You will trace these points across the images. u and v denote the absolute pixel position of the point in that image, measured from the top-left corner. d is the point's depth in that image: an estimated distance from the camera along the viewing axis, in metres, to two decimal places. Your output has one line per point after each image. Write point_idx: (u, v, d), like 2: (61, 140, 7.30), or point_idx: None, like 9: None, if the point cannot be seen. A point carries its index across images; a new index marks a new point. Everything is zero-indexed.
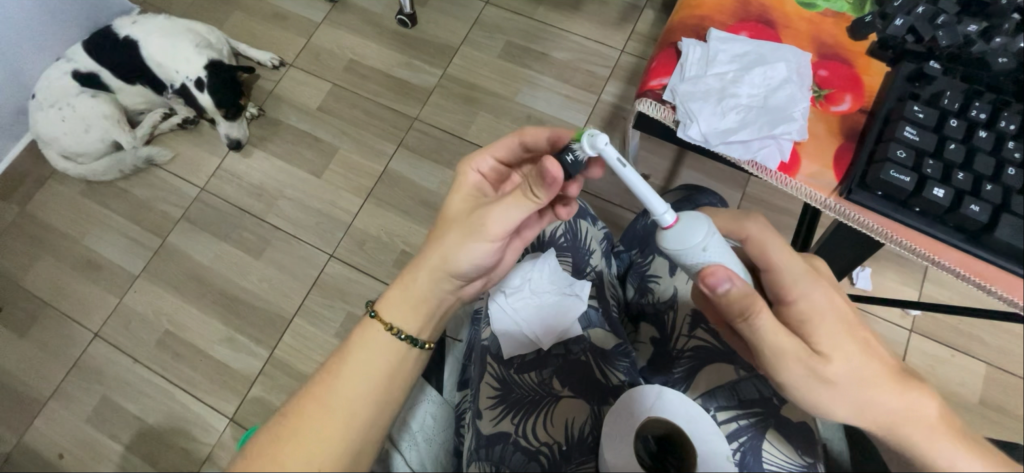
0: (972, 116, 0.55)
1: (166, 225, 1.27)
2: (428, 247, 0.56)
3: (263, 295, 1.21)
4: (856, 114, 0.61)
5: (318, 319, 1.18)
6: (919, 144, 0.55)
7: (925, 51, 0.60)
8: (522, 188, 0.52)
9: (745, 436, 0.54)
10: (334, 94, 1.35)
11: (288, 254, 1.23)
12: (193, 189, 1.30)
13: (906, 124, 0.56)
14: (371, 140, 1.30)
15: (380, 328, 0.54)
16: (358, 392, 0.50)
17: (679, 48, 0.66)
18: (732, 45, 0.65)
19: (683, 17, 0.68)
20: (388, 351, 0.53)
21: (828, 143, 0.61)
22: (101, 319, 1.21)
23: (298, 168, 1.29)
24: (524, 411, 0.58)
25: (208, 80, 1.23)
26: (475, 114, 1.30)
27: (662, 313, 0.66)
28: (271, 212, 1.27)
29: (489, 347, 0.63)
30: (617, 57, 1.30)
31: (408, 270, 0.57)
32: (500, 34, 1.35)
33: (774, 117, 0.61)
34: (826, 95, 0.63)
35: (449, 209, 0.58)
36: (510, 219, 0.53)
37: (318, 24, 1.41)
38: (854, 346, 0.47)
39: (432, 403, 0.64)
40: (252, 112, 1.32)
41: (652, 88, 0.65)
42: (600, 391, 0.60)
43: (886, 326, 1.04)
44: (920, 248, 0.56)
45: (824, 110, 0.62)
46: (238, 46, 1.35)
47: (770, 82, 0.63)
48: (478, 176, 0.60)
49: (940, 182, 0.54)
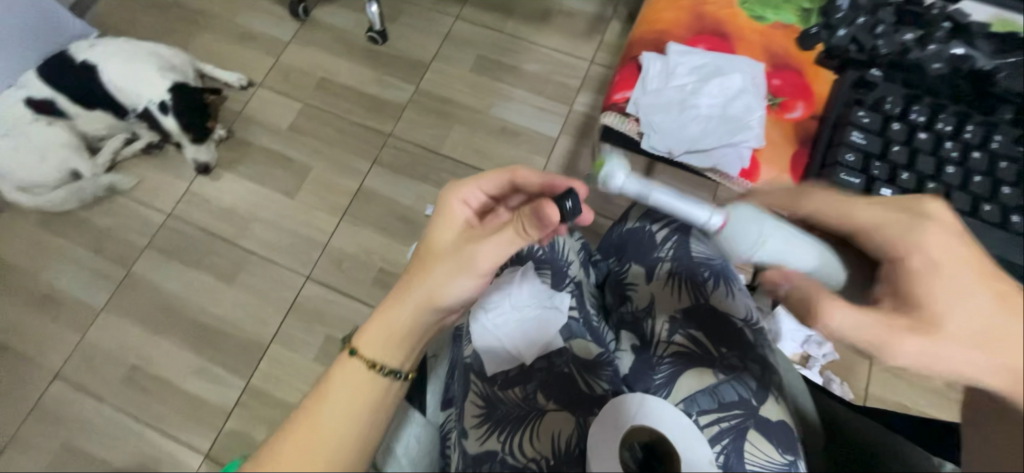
0: (912, 119, 0.57)
1: (131, 254, 1.22)
2: (414, 281, 0.54)
3: (237, 322, 1.16)
4: (808, 121, 0.64)
5: (296, 344, 1.14)
6: (867, 147, 0.57)
7: (867, 59, 0.62)
8: (516, 224, 0.53)
9: (727, 439, 0.54)
10: (305, 113, 1.33)
11: (262, 278, 1.19)
12: (159, 215, 1.25)
13: (853, 129, 0.58)
14: (344, 158, 1.28)
15: (362, 365, 0.52)
16: (341, 428, 0.49)
17: (640, 62, 0.68)
18: (690, 58, 0.68)
19: (643, 31, 0.70)
20: (369, 387, 0.51)
21: (784, 149, 0.64)
22: (62, 357, 1.14)
23: (270, 188, 1.27)
24: (511, 428, 0.57)
25: (173, 102, 1.20)
26: (450, 128, 1.30)
27: (641, 320, 0.65)
28: (243, 235, 1.23)
29: (472, 365, 0.62)
30: (587, 68, 1.33)
31: (390, 302, 0.55)
32: (472, 48, 1.36)
33: (732, 127, 0.66)
34: (780, 103, 0.65)
35: (434, 242, 0.56)
36: (499, 256, 0.53)
37: (286, 43, 1.40)
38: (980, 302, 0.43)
39: (417, 428, 0.62)
40: (219, 134, 1.29)
41: (616, 102, 0.68)
42: (583, 400, 0.59)
43: None
44: None
45: (777, 116, 0.65)
46: (203, 67, 1.32)
47: (727, 92, 0.67)
48: (464, 211, 0.58)
49: (888, 183, 0.55)
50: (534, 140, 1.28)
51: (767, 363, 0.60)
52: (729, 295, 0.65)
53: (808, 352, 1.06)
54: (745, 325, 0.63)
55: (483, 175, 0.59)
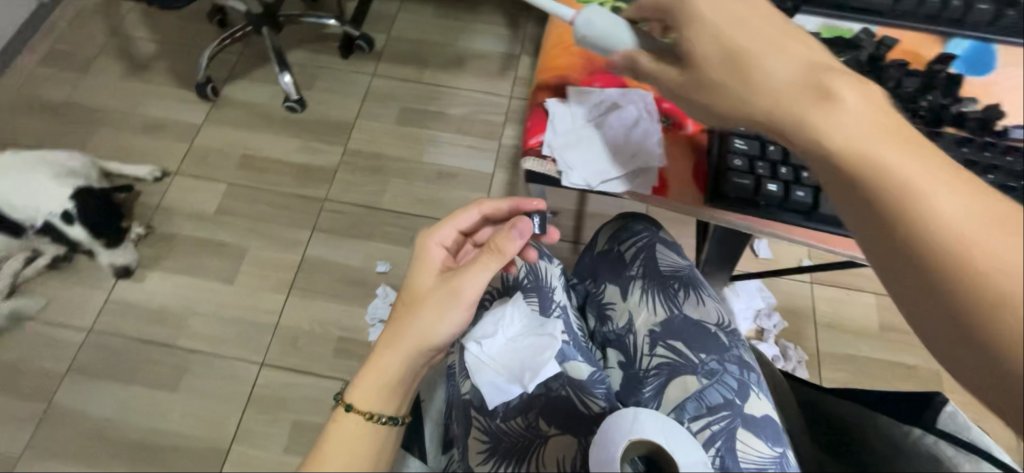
0: None
1: (50, 383, 1.08)
2: (401, 324, 0.53)
3: (189, 431, 1.05)
4: (701, 134, 0.70)
5: (261, 439, 1.05)
6: (749, 151, 0.64)
7: None
8: (494, 246, 0.56)
9: (719, 441, 0.56)
10: (230, 193, 1.27)
11: (210, 376, 1.10)
12: (78, 332, 1.12)
13: (734, 138, 0.65)
14: (281, 231, 1.23)
15: (359, 418, 0.49)
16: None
17: (546, 107, 0.72)
18: (590, 96, 0.72)
19: (544, 79, 0.75)
20: (367, 438, 0.49)
21: (686, 163, 0.68)
22: None
23: (205, 278, 1.18)
24: (518, 459, 0.59)
25: (79, 210, 1.10)
26: (386, 182, 1.29)
27: (624, 337, 0.69)
28: (182, 334, 1.13)
29: (472, 400, 0.61)
30: (507, 103, 1.39)
31: (376, 352, 0.52)
32: (394, 101, 1.38)
33: (638, 151, 0.68)
34: (672, 123, 0.71)
35: (416, 283, 0.56)
36: (483, 283, 0.55)
37: (198, 126, 1.34)
38: (901, 148, 0.36)
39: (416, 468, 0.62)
40: (138, 231, 1.20)
41: (532, 146, 0.69)
42: (584, 422, 0.60)
43: (792, 284, 1.20)
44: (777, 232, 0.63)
45: (674, 135, 0.70)
46: (109, 165, 1.23)
47: (626, 122, 0.70)
48: (441, 250, 0.59)
49: (771, 178, 0.62)
50: (471, 179, 1.30)
51: (745, 363, 0.63)
52: (699, 303, 0.69)
53: (761, 325, 1.14)
54: (718, 329, 0.66)
55: (454, 215, 0.62)
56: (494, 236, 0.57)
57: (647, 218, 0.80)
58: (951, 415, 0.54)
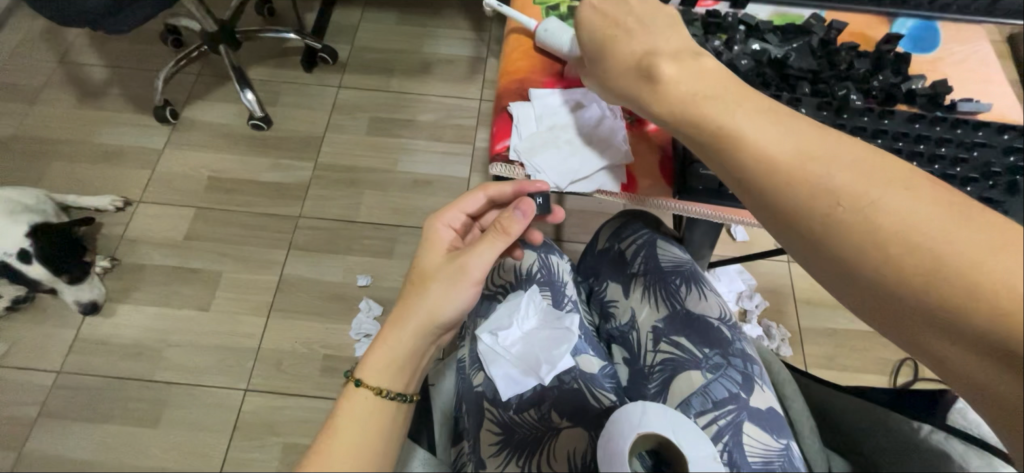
0: None
1: (20, 430, 1.03)
2: (412, 302, 0.52)
3: (174, 465, 1.02)
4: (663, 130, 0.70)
5: (251, 466, 1.02)
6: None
7: None
8: (498, 228, 0.55)
9: (727, 435, 0.55)
10: (200, 217, 1.23)
11: (192, 407, 1.06)
12: (47, 374, 1.07)
13: None
14: (256, 252, 1.21)
15: (368, 394, 0.48)
16: (360, 458, 0.44)
17: (511, 111, 0.71)
18: (553, 96, 0.71)
19: (506, 82, 0.74)
20: (379, 416, 0.47)
21: (651, 158, 0.68)
22: None
23: (179, 307, 1.15)
24: (527, 452, 0.58)
25: (37, 247, 1.04)
26: (361, 193, 1.27)
27: (627, 334, 0.70)
28: (159, 366, 1.09)
29: (485, 392, 0.62)
30: (478, 106, 1.39)
31: (387, 329, 0.51)
32: (362, 112, 1.36)
33: (603, 148, 0.67)
34: (636, 119, 0.70)
35: (424, 263, 0.55)
36: (489, 263, 0.55)
37: (160, 151, 1.30)
38: (876, 183, 0.38)
39: (422, 462, 0.54)
40: (103, 265, 1.15)
41: (499, 152, 0.69)
42: (594, 416, 0.59)
43: (770, 264, 1.23)
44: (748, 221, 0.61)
45: (638, 131, 0.70)
46: (67, 198, 1.18)
47: (592, 121, 0.69)
48: (449, 231, 0.59)
49: None
50: (447, 184, 1.29)
51: (748, 356, 0.62)
52: (702, 297, 0.69)
53: (744, 307, 1.16)
54: (721, 323, 0.66)
55: (462, 197, 0.62)
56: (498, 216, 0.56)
57: (647, 217, 0.81)
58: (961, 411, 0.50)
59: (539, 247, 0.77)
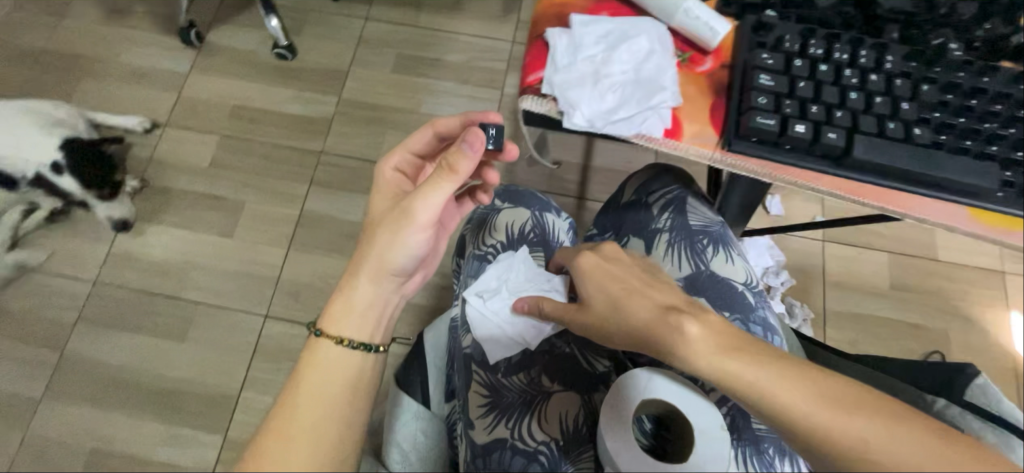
0: (812, 53, 0.58)
1: (61, 333, 1.11)
2: (362, 251, 0.55)
3: (199, 378, 1.09)
4: (720, 71, 0.60)
5: (269, 387, 1.09)
6: (776, 88, 0.57)
7: (761, 1, 0.61)
8: (441, 170, 0.54)
9: (732, 400, 0.57)
10: (224, 145, 1.24)
11: (215, 327, 1.12)
12: (83, 284, 1.14)
13: (760, 72, 0.57)
14: (278, 185, 1.22)
15: (330, 343, 0.53)
16: (321, 416, 0.50)
17: (547, 39, 0.61)
18: (595, 26, 0.61)
19: (544, 7, 0.64)
20: (346, 366, 0.53)
21: (702, 101, 0.59)
22: (8, 459, 1.04)
23: (204, 232, 1.18)
24: (519, 414, 0.59)
25: (68, 160, 1.08)
26: (383, 133, 1.25)
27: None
28: (185, 287, 1.15)
29: (473, 354, 0.63)
30: (509, 49, 1.32)
31: (345, 280, 0.56)
32: (389, 48, 1.32)
33: (647, 89, 0.58)
34: (689, 58, 0.61)
35: (374, 211, 0.59)
36: (436, 204, 0.54)
37: (186, 74, 1.29)
38: (791, 385, 0.47)
39: (414, 416, 0.69)
40: (132, 185, 1.18)
41: (530, 84, 0.60)
42: (590, 379, 0.61)
43: (800, 241, 1.18)
44: (800, 180, 0.57)
45: (690, 72, 0.60)
46: (97, 116, 1.20)
47: (637, 55, 0.60)
48: (396, 174, 0.62)
49: (800, 118, 0.55)
50: None
51: (769, 324, 0.64)
52: (727, 260, 0.68)
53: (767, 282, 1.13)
54: (745, 288, 0.66)
55: (408, 138, 0.63)
56: (445, 153, 0.54)
57: (675, 169, 0.76)
58: (980, 388, 0.54)
59: (533, 205, 0.75)
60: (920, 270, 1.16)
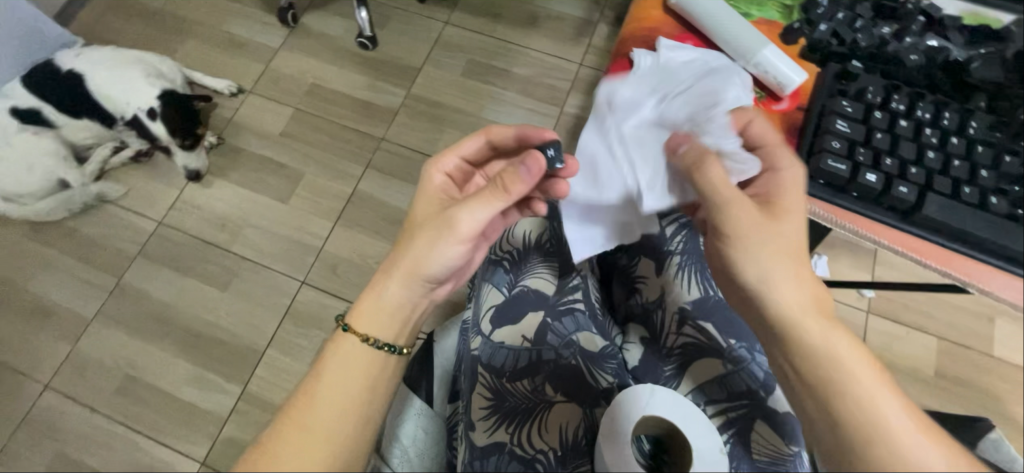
0: (894, 107, 0.57)
1: (122, 263, 1.21)
2: (398, 252, 0.56)
3: (232, 328, 1.16)
4: (795, 112, 0.62)
5: (294, 349, 1.14)
6: (851, 135, 0.57)
7: (847, 52, 0.61)
8: (490, 188, 0.54)
9: (732, 429, 0.58)
10: (297, 118, 1.33)
11: (256, 283, 1.19)
12: (150, 223, 1.24)
13: (837, 118, 0.57)
14: (338, 163, 1.29)
15: (355, 340, 0.54)
16: (339, 408, 0.50)
17: (632, 58, 0.65)
18: (680, 52, 0.64)
19: (633, 29, 0.68)
20: (368, 364, 0.54)
21: None
22: (53, 368, 1.13)
23: (264, 194, 1.27)
24: (519, 421, 0.58)
25: (162, 108, 1.20)
26: (442, 131, 1.31)
27: (650, 313, 0.67)
28: (237, 241, 1.23)
29: (480, 356, 0.62)
30: (575, 70, 1.35)
31: (378, 278, 0.56)
32: (462, 52, 1.38)
33: (722, 116, 0.60)
34: (767, 95, 0.63)
35: (417, 213, 0.59)
36: (480, 219, 0.55)
37: (276, 50, 1.40)
38: (829, 328, 0.52)
39: (417, 414, 0.63)
40: (211, 140, 1.29)
41: None
42: (592, 394, 0.61)
43: (843, 308, 1.13)
44: (863, 230, 0.56)
45: (765, 108, 0.62)
46: (193, 75, 1.32)
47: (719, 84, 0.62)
48: (443, 178, 0.63)
49: (872, 168, 0.55)
50: None
51: None
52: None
53: None
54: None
55: (461, 143, 0.65)
56: (500, 170, 0.55)
57: None
58: (995, 441, 0.65)
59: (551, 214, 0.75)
60: (970, 361, 1.09)
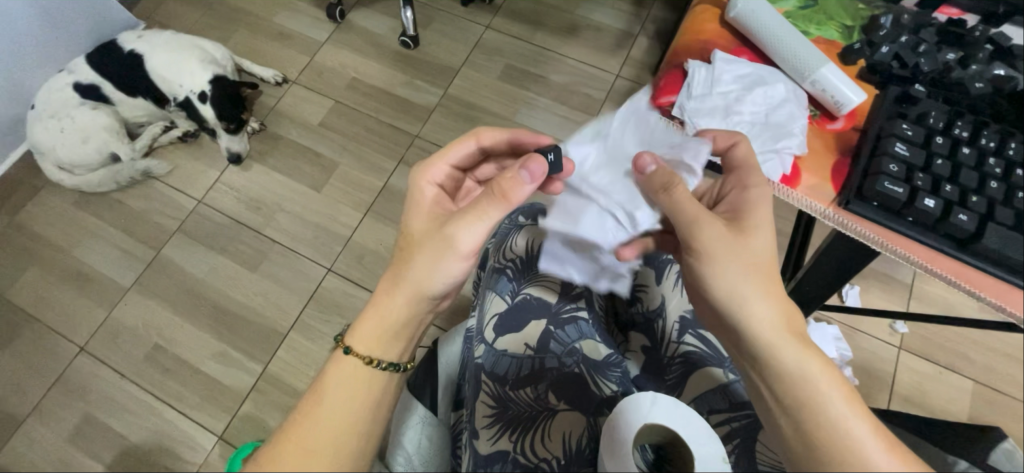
0: (956, 133, 0.54)
1: (161, 237, 1.26)
2: (399, 271, 0.53)
3: (257, 308, 1.20)
4: (850, 132, 0.60)
5: (315, 334, 1.17)
6: (909, 159, 0.53)
7: (910, 75, 0.59)
8: (490, 199, 0.52)
9: (737, 440, 0.56)
10: (336, 111, 1.37)
11: (284, 267, 1.23)
12: (190, 201, 1.30)
13: (896, 141, 0.54)
14: (372, 156, 1.32)
15: (358, 362, 0.51)
16: (339, 432, 0.48)
17: (685, 69, 0.65)
18: (735, 65, 0.63)
19: (687, 41, 0.67)
20: (372, 384, 0.51)
21: (826, 157, 0.59)
22: (88, 333, 1.18)
23: (298, 182, 1.31)
24: (522, 428, 0.57)
25: (213, 93, 1.26)
26: (475, 132, 1.33)
27: (651, 322, 0.65)
28: (269, 225, 1.27)
29: (483, 365, 0.61)
30: (611, 81, 1.36)
31: (379, 297, 0.53)
32: (501, 57, 1.40)
33: (776, 133, 0.59)
34: (821, 113, 0.61)
35: (412, 228, 0.55)
36: (481, 232, 0.52)
37: (321, 43, 1.45)
38: (796, 349, 0.50)
39: (421, 420, 0.61)
40: (253, 126, 1.34)
41: (661, 106, 0.64)
42: (594, 402, 0.58)
43: (873, 342, 1.10)
44: (915, 258, 0.53)
45: (819, 127, 0.61)
46: (242, 62, 1.37)
47: (770, 101, 0.62)
48: (434, 188, 0.59)
49: (930, 193, 0.52)
50: None
51: None
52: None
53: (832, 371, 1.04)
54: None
55: (449, 150, 0.61)
56: (501, 176, 0.52)
57: None
58: None
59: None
60: (1007, 409, 1.04)
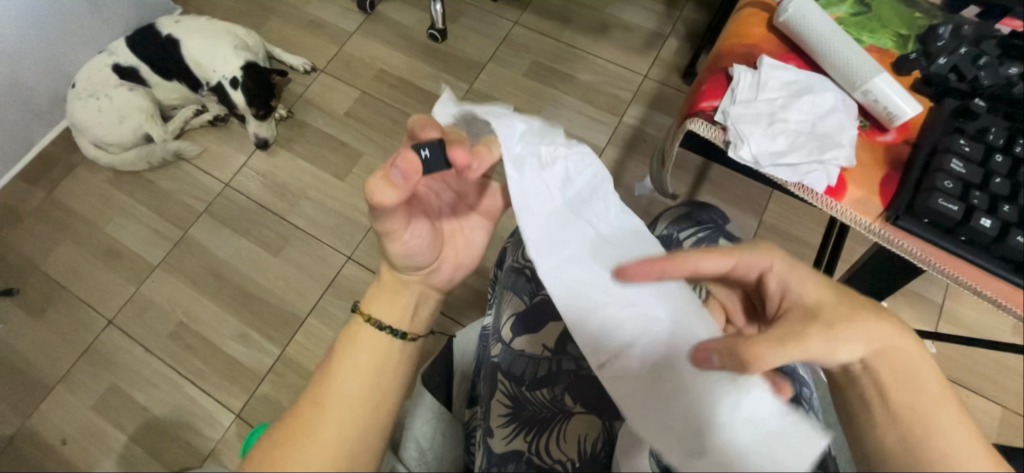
0: (1018, 152, 0.53)
1: (189, 218, 1.29)
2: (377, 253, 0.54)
3: (279, 292, 1.22)
4: (901, 145, 0.58)
5: (332, 320, 1.18)
6: (965, 177, 0.52)
7: (968, 89, 0.57)
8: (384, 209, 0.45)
9: None
10: (362, 101, 1.38)
11: (306, 253, 1.24)
12: (217, 183, 1.32)
13: (953, 157, 0.53)
14: (395, 148, 1.33)
15: (361, 321, 0.50)
16: (350, 391, 0.46)
17: (730, 72, 0.61)
18: (781, 71, 0.60)
19: (732, 43, 0.64)
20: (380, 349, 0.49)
21: (874, 171, 0.57)
22: (116, 306, 1.22)
23: (323, 170, 1.32)
24: (538, 428, 0.56)
25: (243, 80, 1.29)
26: None
27: None
28: (293, 211, 1.29)
29: (500, 363, 0.61)
30: (639, 82, 1.34)
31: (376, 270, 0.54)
32: (528, 53, 1.39)
33: (823, 142, 0.56)
34: (871, 124, 0.59)
35: None
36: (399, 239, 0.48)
37: (351, 33, 1.46)
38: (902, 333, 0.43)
39: (432, 415, 0.61)
40: (281, 113, 1.35)
41: (703, 109, 0.60)
42: (609, 407, 0.57)
43: None
44: (966, 280, 0.52)
45: (869, 139, 0.58)
46: (273, 50, 1.40)
47: (819, 110, 0.59)
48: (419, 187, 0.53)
49: (986, 212, 0.51)
50: None
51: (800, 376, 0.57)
52: None
53: None
54: None
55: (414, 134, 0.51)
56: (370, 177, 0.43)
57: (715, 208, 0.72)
58: None
59: None
60: None
